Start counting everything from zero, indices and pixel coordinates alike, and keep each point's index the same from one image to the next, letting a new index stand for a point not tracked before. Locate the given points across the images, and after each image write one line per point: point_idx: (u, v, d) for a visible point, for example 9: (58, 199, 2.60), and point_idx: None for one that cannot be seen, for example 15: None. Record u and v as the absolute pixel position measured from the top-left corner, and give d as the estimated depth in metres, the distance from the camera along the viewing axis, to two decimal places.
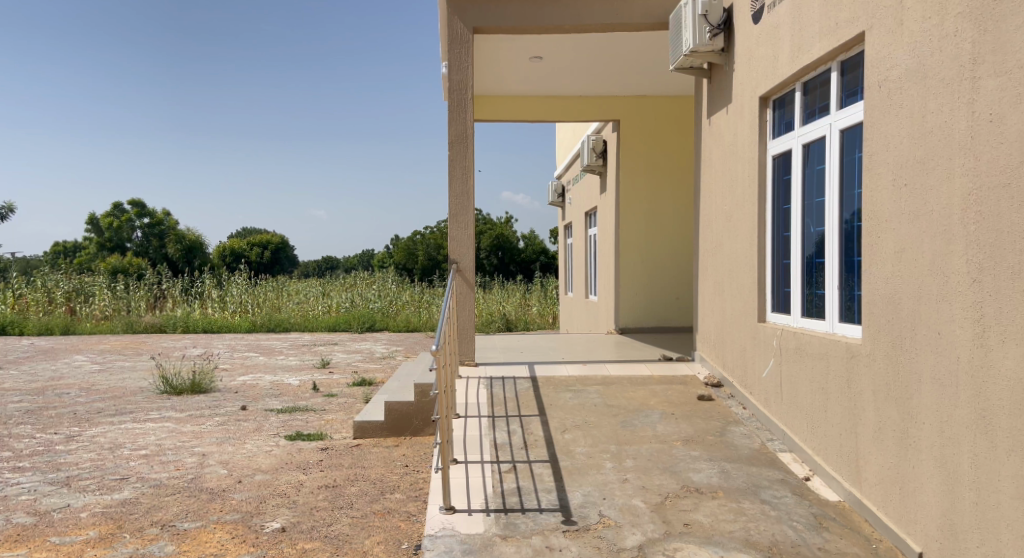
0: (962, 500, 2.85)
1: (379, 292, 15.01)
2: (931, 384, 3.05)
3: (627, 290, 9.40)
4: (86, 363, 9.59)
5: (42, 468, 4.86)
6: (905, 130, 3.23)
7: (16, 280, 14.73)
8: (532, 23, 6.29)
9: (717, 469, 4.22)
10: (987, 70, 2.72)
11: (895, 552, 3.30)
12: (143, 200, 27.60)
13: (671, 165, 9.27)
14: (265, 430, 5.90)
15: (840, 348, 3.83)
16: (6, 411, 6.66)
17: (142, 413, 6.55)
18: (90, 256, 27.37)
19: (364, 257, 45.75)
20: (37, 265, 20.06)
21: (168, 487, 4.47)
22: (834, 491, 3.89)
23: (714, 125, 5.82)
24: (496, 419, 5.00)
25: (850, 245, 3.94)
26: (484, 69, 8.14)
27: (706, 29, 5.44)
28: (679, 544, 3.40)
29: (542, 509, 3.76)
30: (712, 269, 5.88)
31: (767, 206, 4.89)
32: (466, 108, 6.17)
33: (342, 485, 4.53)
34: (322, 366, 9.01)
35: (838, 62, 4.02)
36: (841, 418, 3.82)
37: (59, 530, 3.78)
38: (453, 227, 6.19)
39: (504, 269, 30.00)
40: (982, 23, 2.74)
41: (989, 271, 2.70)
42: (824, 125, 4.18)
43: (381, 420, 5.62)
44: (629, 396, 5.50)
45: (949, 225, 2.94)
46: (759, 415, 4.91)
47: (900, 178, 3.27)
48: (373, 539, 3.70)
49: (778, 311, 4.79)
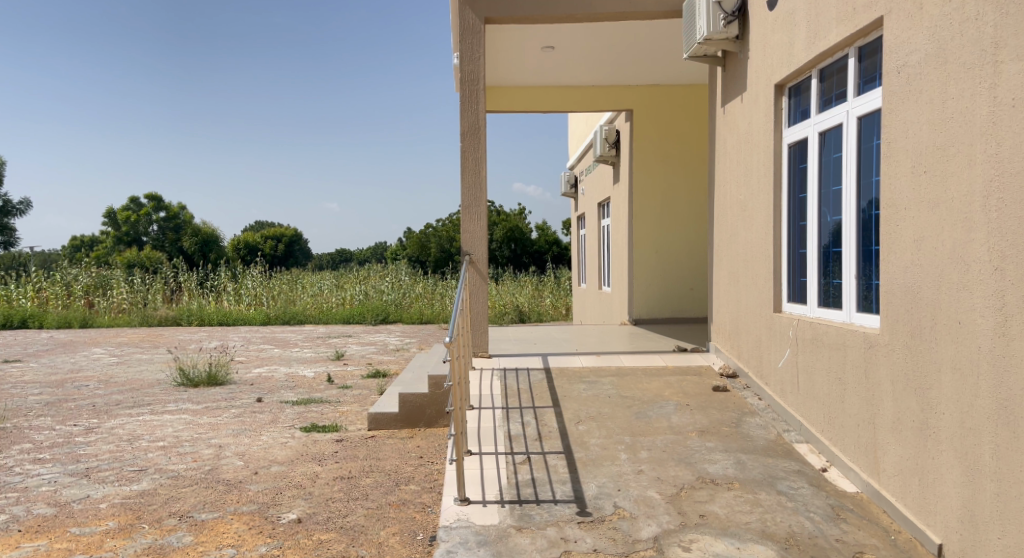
0: (984, 491, 2.82)
1: (393, 284, 15.09)
2: (951, 374, 3.02)
3: (640, 280, 9.35)
4: (105, 356, 9.68)
5: (62, 460, 4.90)
6: (925, 117, 3.18)
7: (37, 274, 14.89)
8: (543, 12, 6.24)
9: (733, 460, 4.19)
10: (1011, 54, 2.65)
11: (914, 543, 3.26)
12: (160, 193, 27.81)
13: (686, 155, 9.24)
14: (281, 422, 5.93)
15: (857, 338, 3.80)
16: (27, 403, 6.75)
17: (160, 405, 6.59)
18: (107, 249, 27.66)
19: (376, 250, 45.94)
20: (55, 259, 20.30)
21: (185, 478, 4.50)
22: (852, 482, 3.85)
23: (729, 113, 5.76)
24: (509, 411, 5.00)
25: (867, 234, 3.90)
26: (496, 59, 8.10)
27: (721, 17, 5.35)
28: (695, 536, 3.39)
29: (557, 501, 3.75)
30: (728, 258, 5.82)
31: (784, 194, 4.83)
32: (478, 99, 6.15)
33: (358, 476, 4.54)
34: (337, 358, 9.06)
35: (855, 47, 3.96)
36: (859, 409, 3.79)
37: (80, 521, 3.81)
38: (465, 219, 6.19)
39: (518, 261, 30.04)
40: (1004, 7, 2.68)
41: (1011, 259, 2.66)
42: (841, 112, 4.13)
43: (396, 412, 5.62)
44: (643, 387, 5.47)
45: (970, 214, 2.90)
46: (775, 406, 4.86)
47: (920, 165, 3.23)
48: (388, 530, 3.71)
49: (795, 302, 4.75)
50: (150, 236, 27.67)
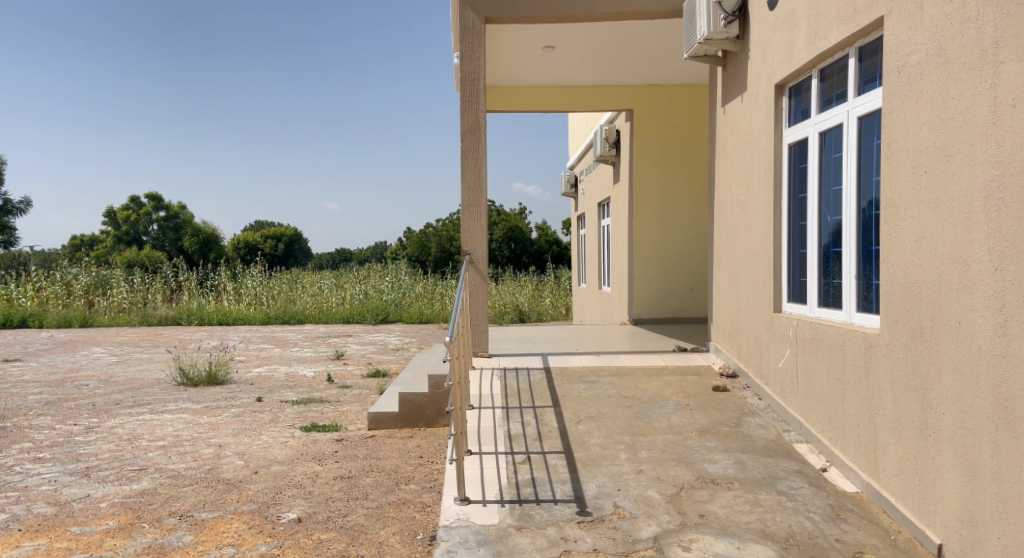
0: (984, 491, 2.82)
1: (393, 283, 15.09)
2: (951, 374, 3.02)
3: (640, 280, 9.35)
4: (105, 355, 9.67)
5: (62, 459, 4.91)
6: (925, 117, 3.18)
7: (37, 273, 14.88)
8: (543, 12, 6.24)
9: (733, 460, 4.19)
10: (1011, 54, 2.65)
11: (914, 543, 3.27)
12: (160, 192, 27.80)
13: (686, 155, 9.24)
14: (281, 421, 5.92)
15: (857, 338, 3.80)
16: (27, 402, 6.74)
17: (160, 405, 6.59)
18: (107, 248, 27.65)
19: (376, 249, 45.93)
20: (55, 257, 20.29)
21: (185, 478, 4.50)
22: (852, 482, 3.85)
23: (729, 114, 5.77)
24: (510, 411, 5.00)
25: (867, 235, 3.90)
26: (497, 59, 8.10)
27: (721, 16, 5.35)
28: (696, 535, 3.39)
29: (557, 501, 3.75)
30: (728, 258, 5.82)
31: (784, 194, 4.83)
32: (478, 99, 6.16)
33: (358, 476, 4.54)
34: (337, 357, 9.06)
35: (856, 47, 3.96)
36: (859, 409, 3.79)
37: (80, 520, 3.81)
38: (466, 219, 6.19)
39: (518, 261, 30.05)
40: (1005, 7, 2.68)
41: (1011, 259, 2.66)
42: (842, 112, 4.13)
43: (396, 411, 5.62)
44: (643, 387, 5.48)
45: (970, 214, 2.90)
46: (775, 406, 4.86)
47: (920, 165, 3.23)
48: (388, 530, 3.71)
49: (795, 302, 4.76)
50: (150, 235, 27.66)
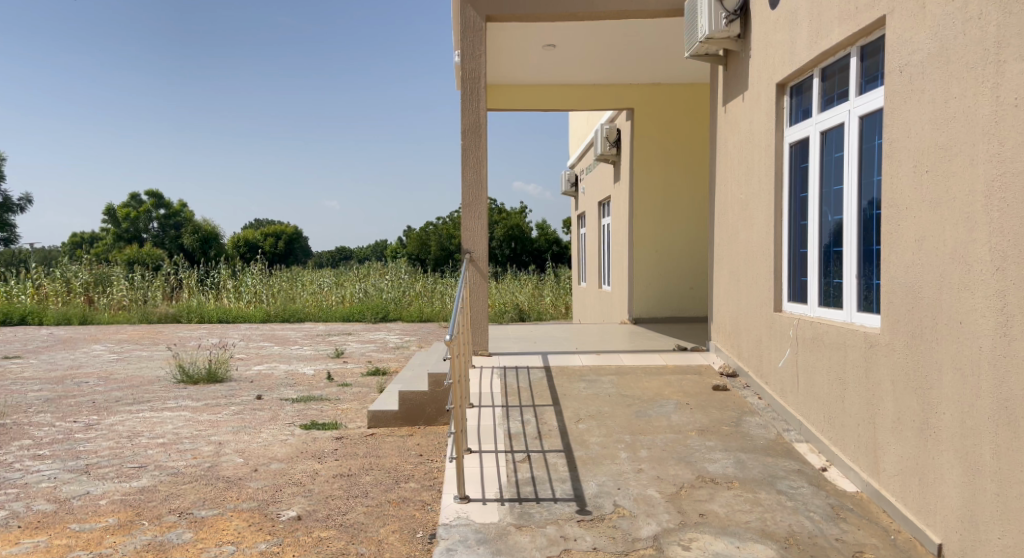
0: (984, 492, 2.82)
1: (393, 282, 15.07)
2: (952, 374, 3.02)
3: (641, 278, 9.35)
4: (105, 352, 9.68)
5: (62, 456, 4.91)
6: (927, 116, 3.18)
7: (37, 270, 14.85)
8: (544, 10, 6.23)
9: (733, 459, 4.19)
10: (1013, 53, 2.65)
11: (914, 543, 3.27)
12: (160, 190, 27.81)
13: (686, 154, 9.24)
14: (280, 419, 5.92)
15: (858, 337, 3.79)
16: (27, 399, 6.74)
17: (161, 402, 6.59)
18: (108, 246, 27.68)
19: (376, 247, 45.91)
20: (54, 255, 20.29)
21: (185, 475, 4.50)
22: (852, 482, 3.85)
23: (731, 113, 5.75)
24: (510, 410, 4.99)
25: (868, 234, 3.89)
26: (497, 57, 8.09)
27: (722, 15, 5.35)
28: (694, 535, 3.38)
29: (556, 499, 3.74)
30: (728, 256, 5.81)
31: (784, 194, 4.82)
32: (479, 97, 6.12)
33: (358, 474, 4.54)
34: (337, 355, 9.07)
35: (858, 47, 3.95)
36: (859, 408, 3.79)
37: (79, 517, 3.81)
38: (466, 218, 6.18)
39: (518, 260, 30.01)
40: (1008, 6, 2.67)
41: (1013, 258, 2.65)
42: (843, 111, 4.12)
43: (396, 409, 5.62)
44: (644, 386, 5.47)
45: (971, 212, 2.89)
46: (775, 406, 4.86)
47: (922, 165, 3.23)
48: (388, 528, 3.71)
49: (795, 301, 4.76)
50: (150, 233, 27.74)
